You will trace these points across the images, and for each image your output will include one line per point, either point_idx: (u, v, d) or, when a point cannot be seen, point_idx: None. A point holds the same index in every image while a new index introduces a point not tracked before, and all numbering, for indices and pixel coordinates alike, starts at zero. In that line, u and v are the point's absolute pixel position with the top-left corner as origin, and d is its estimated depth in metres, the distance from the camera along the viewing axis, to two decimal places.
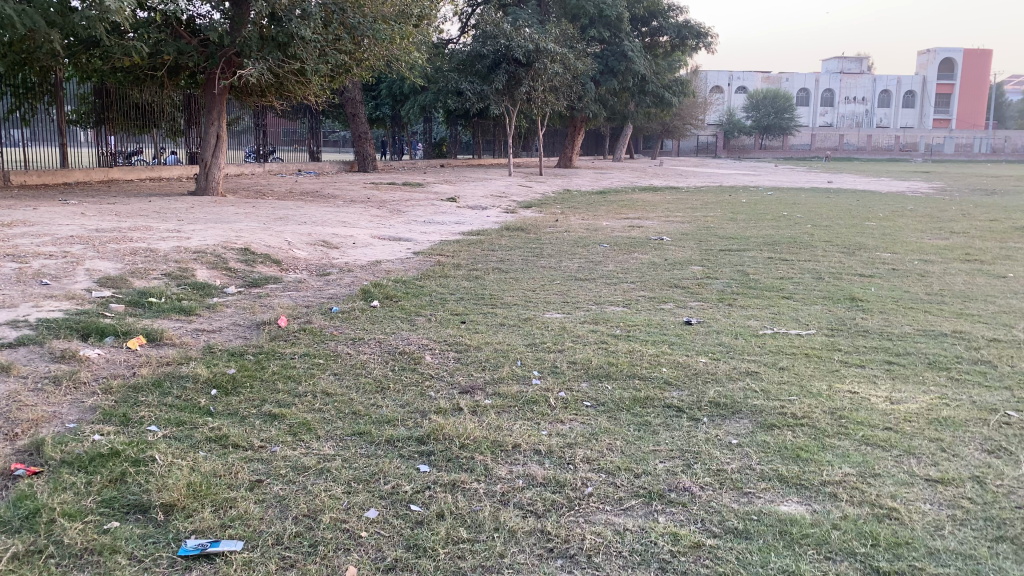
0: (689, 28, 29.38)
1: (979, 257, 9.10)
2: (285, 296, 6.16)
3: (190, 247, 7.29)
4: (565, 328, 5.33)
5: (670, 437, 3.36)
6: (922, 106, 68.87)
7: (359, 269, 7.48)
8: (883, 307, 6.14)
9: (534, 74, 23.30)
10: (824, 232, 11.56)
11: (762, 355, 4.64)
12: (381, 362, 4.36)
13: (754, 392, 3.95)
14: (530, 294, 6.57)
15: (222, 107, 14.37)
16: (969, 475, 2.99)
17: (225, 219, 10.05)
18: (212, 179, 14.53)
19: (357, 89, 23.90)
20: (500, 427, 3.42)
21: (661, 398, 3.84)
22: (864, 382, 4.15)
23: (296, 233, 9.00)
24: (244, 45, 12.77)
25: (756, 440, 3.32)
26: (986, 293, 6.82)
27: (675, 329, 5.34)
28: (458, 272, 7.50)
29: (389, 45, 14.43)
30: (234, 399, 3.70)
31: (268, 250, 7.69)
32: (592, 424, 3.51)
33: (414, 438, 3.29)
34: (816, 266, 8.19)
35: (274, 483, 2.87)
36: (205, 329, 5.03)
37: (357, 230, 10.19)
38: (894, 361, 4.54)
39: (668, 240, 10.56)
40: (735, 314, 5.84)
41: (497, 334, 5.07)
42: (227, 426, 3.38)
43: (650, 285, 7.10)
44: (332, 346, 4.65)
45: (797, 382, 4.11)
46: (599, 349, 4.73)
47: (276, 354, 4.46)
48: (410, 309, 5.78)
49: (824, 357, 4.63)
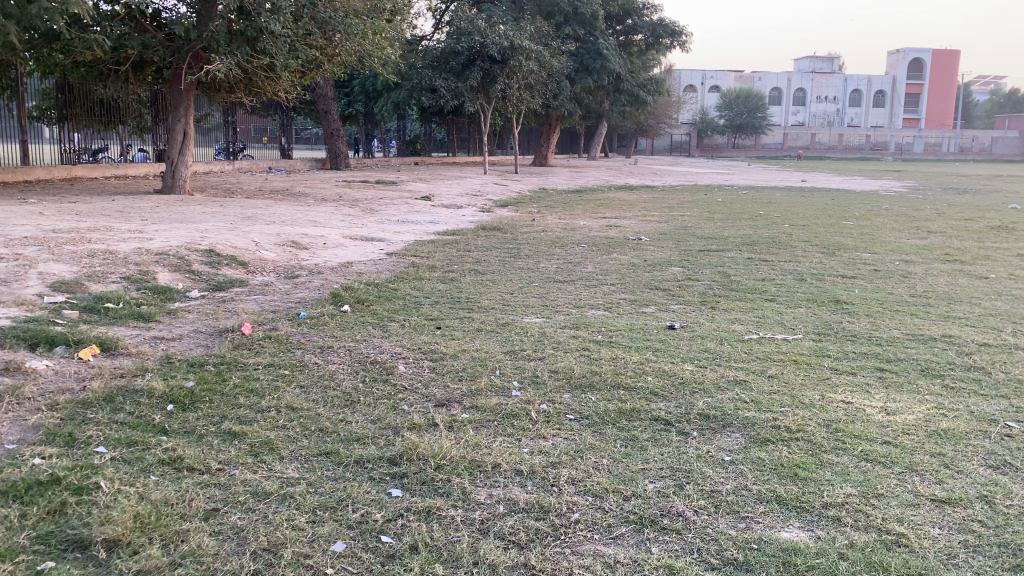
0: (663, 26, 29.40)
1: (958, 257, 9.03)
2: (251, 300, 5.88)
3: (152, 249, 6.96)
4: (545, 333, 5.12)
5: (660, 454, 3.16)
6: (892, 105, 69.63)
7: (329, 270, 7.22)
8: (868, 310, 6.01)
9: (508, 72, 23.08)
10: (802, 232, 11.48)
11: (749, 362, 4.47)
12: (350, 373, 4.11)
13: (745, 402, 3.76)
14: (507, 297, 6.35)
15: (188, 103, 13.98)
16: (976, 494, 2.82)
17: (189, 219, 9.69)
18: (178, 177, 14.14)
19: (329, 85, 23.51)
20: (478, 445, 3.20)
21: (647, 410, 3.64)
22: (857, 392, 3.98)
23: (264, 233, 8.68)
24: (211, 40, 12.44)
25: (750, 457, 3.12)
26: (970, 294, 6.72)
27: (659, 334, 5.15)
28: (433, 274, 7.27)
29: (362, 40, 14.10)
30: (191, 415, 3.43)
31: (234, 252, 7.38)
32: (577, 439, 3.29)
33: (386, 459, 3.06)
34: (798, 267, 8.07)
35: (232, 512, 2.62)
36: (164, 337, 4.74)
37: (328, 230, 9.90)
38: (886, 369, 4.38)
39: (646, 240, 10.38)
40: (719, 318, 5.66)
41: (475, 341, 4.84)
42: (182, 447, 3.11)
43: (631, 288, 6.91)
44: (298, 355, 4.40)
45: (788, 392, 3.92)
46: (581, 357, 4.52)
47: (239, 364, 4.19)
48: (382, 313, 5.54)
49: (813, 364, 4.47)
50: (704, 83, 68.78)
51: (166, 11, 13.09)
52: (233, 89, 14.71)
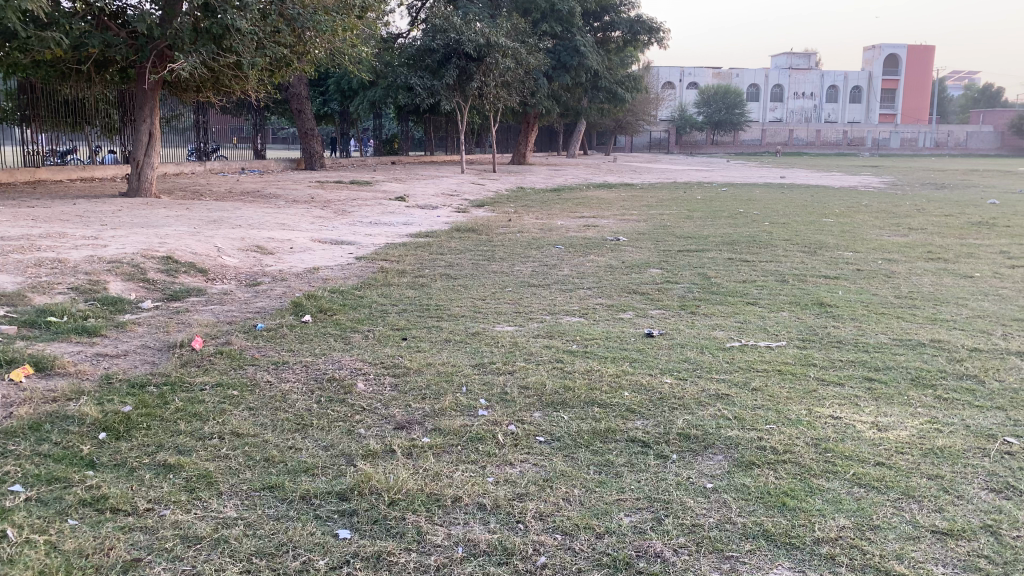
0: (640, 22, 29.26)
1: (941, 255, 8.86)
2: (206, 311, 5.56)
3: (105, 256, 6.60)
4: (517, 344, 4.84)
5: (636, 482, 2.90)
6: (869, 101, 70.01)
7: (293, 277, 6.91)
8: (853, 313, 5.78)
9: (485, 69, 22.76)
10: (783, 230, 11.28)
11: (731, 373, 4.21)
12: (305, 393, 3.81)
13: (727, 420, 3.50)
14: (479, 304, 6.07)
15: (153, 103, 13.56)
16: (980, 524, 2.59)
17: (151, 223, 9.33)
18: (144, 179, 13.73)
19: (303, 84, 23.05)
20: (438, 475, 2.92)
21: (624, 430, 3.38)
22: (845, 405, 3.74)
23: (228, 238, 8.33)
24: (175, 37, 12.03)
25: (735, 484, 2.87)
26: (955, 295, 6.52)
27: (637, 342, 4.89)
28: (403, 279, 6.98)
29: (332, 37, 13.74)
30: (124, 445, 3.12)
31: (193, 259, 7.04)
32: (547, 466, 3.02)
33: (335, 494, 2.77)
34: (779, 267, 7.86)
35: (155, 563, 2.33)
36: (108, 354, 4.41)
37: (296, 233, 9.56)
38: (875, 379, 4.14)
39: (624, 240, 10.14)
40: (699, 324, 5.42)
41: (443, 354, 4.56)
42: (109, 483, 2.81)
43: (608, 292, 6.66)
44: (250, 373, 4.10)
45: (773, 407, 3.68)
46: (554, 370, 4.23)
47: (184, 384, 3.87)
48: (345, 324, 5.24)
49: (798, 374, 4.23)
50: (682, 80, 68.78)
51: (128, 8, 12.65)
52: (201, 88, 14.28)
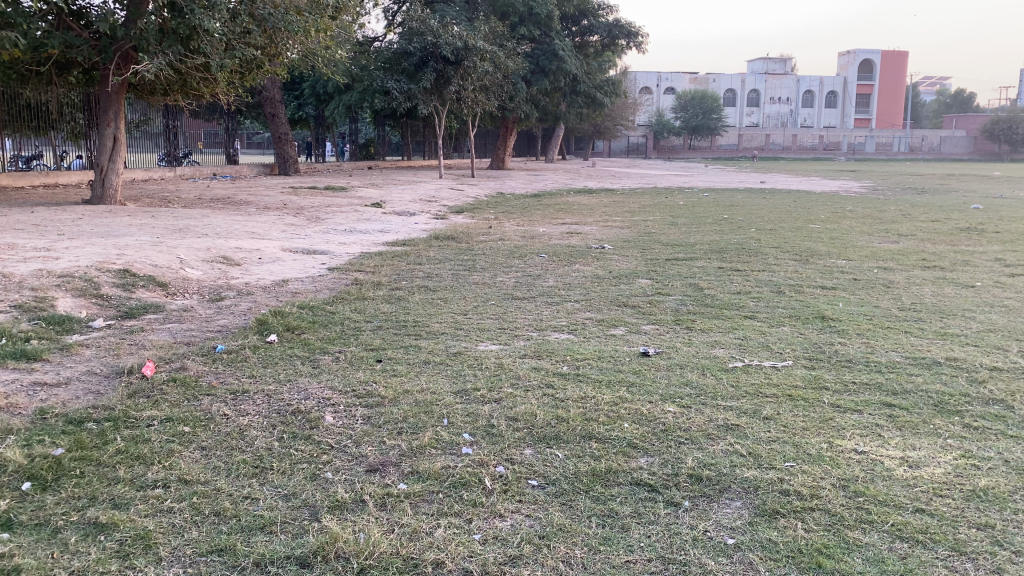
0: (619, 27, 29.04)
1: (937, 263, 8.60)
2: (163, 331, 5.11)
3: (55, 270, 6.10)
4: (502, 365, 4.44)
5: (646, 538, 2.50)
6: (845, 106, 70.50)
7: (260, 291, 6.47)
8: (859, 328, 5.44)
9: (463, 73, 22.35)
10: (772, 237, 11.00)
11: (740, 399, 3.84)
12: (265, 429, 3.38)
13: (742, 457, 3.12)
14: (461, 319, 5.66)
15: (118, 107, 13.02)
16: None
17: (111, 233, 8.83)
18: (109, 185, 13.16)
19: (276, 87, 22.52)
20: (416, 532, 2.52)
21: (627, 470, 2.99)
22: (868, 438, 3.38)
23: (192, 249, 7.87)
24: (140, 38, 11.51)
25: (760, 540, 2.49)
26: (961, 306, 6.23)
27: (633, 363, 4.51)
28: (378, 292, 6.57)
29: (305, 39, 13.27)
30: (49, 499, 2.66)
31: (153, 272, 6.59)
32: (542, 518, 2.63)
33: (294, 559, 2.36)
34: (773, 277, 7.54)
35: None
36: (47, 383, 3.93)
37: (265, 242, 9.10)
38: (895, 405, 3.79)
39: (609, 248, 9.79)
40: (696, 341, 5.05)
41: (421, 378, 4.14)
42: (25, 550, 2.36)
43: (597, 305, 6.29)
44: (206, 405, 3.66)
45: (789, 440, 3.31)
46: (545, 398, 3.83)
47: (128, 420, 3.41)
48: (315, 344, 4.81)
49: (811, 401, 3.86)
50: (659, 85, 68.82)
51: (91, 8, 12.11)
52: (168, 91, 13.77)
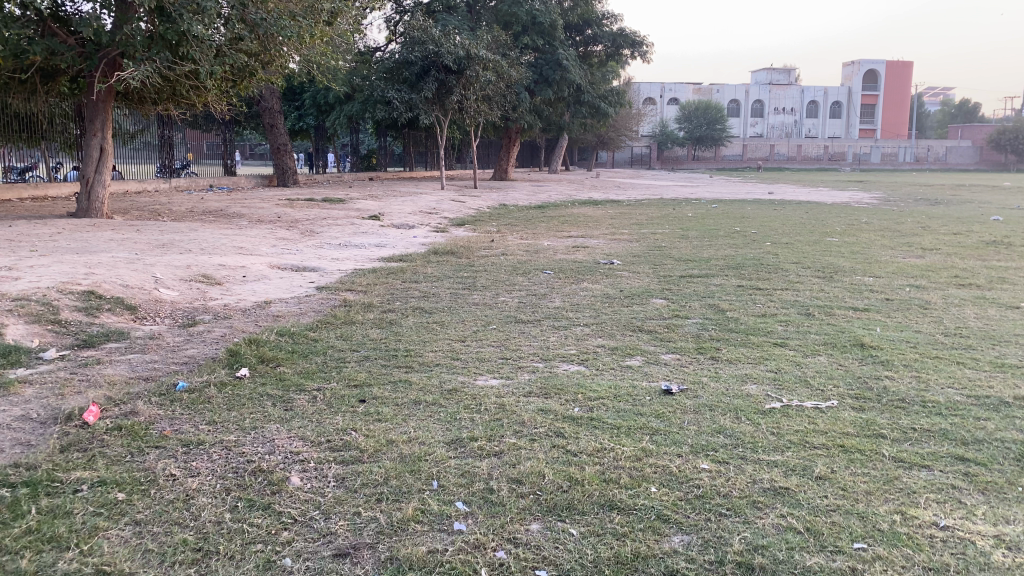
0: (623, 36, 28.52)
1: (971, 281, 7.99)
2: (122, 364, 4.53)
3: (12, 292, 5.53)
4: (504, 407, 3.83)
5: None
6: (850, 115, 70.02)
7: (239, 313, 5.91)
8: (905, 358, 4.84)
9: (465, 82, 21.76)
10: (789, 251, 10.42)
11: (787, 453, 3.23)
12: (217, 495, 2.80)
13: (799, 536, 2.53)
14: (458, 347, 5.07)
15: (105, 116, 12.48)
16: None
17: (89, 249, 8.25)
18: (94, 198, 12.58)
19: (274, 97, 22.02)
20: None
21: (659, 556, 2.40)
22: (948, 506, 2.77)
23: (170, 266, 7.29)
24: (126, 44, 11.02)
25: None
26: (1012, 331, 5.63)
27: (654, 403, 3.91)
28: (368, 315, 5.98)
29: (299, 45, 12.67)
30: None
31: (122, 293, 6.02)
32: None
33: None
34: (799, 297, 6.94)
35: None
36: None
37: (252, 259, 8.51)
38: (970, 460, 3.18)
39: (618, 264, 9.21)
40: (725, 375, 4.44)
41: (409, 424, 3.55)
42: None
43: (609, 330, 5.67)
44: (150, 462, 3.07)
45: (853, 510, 2.71)
46: (556, 452, 3.22)
47: (51, 485, 2.82)
48: (291, 380, 4.22)
49: (869, 454, 3.26)
50: (664, 96, 68.41)
51: (78, 13, 11.53)
52: (159, 100, 13.24)
